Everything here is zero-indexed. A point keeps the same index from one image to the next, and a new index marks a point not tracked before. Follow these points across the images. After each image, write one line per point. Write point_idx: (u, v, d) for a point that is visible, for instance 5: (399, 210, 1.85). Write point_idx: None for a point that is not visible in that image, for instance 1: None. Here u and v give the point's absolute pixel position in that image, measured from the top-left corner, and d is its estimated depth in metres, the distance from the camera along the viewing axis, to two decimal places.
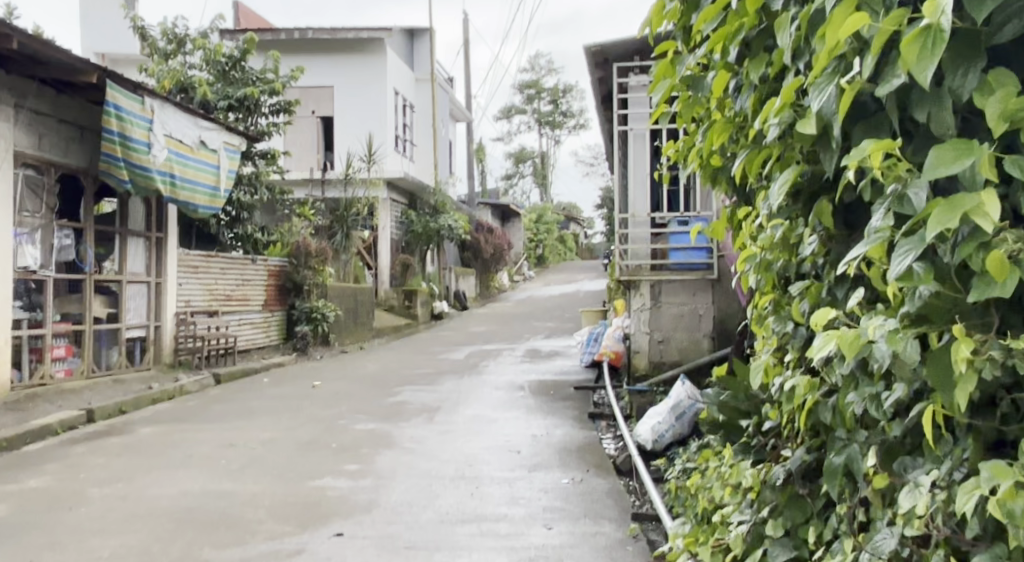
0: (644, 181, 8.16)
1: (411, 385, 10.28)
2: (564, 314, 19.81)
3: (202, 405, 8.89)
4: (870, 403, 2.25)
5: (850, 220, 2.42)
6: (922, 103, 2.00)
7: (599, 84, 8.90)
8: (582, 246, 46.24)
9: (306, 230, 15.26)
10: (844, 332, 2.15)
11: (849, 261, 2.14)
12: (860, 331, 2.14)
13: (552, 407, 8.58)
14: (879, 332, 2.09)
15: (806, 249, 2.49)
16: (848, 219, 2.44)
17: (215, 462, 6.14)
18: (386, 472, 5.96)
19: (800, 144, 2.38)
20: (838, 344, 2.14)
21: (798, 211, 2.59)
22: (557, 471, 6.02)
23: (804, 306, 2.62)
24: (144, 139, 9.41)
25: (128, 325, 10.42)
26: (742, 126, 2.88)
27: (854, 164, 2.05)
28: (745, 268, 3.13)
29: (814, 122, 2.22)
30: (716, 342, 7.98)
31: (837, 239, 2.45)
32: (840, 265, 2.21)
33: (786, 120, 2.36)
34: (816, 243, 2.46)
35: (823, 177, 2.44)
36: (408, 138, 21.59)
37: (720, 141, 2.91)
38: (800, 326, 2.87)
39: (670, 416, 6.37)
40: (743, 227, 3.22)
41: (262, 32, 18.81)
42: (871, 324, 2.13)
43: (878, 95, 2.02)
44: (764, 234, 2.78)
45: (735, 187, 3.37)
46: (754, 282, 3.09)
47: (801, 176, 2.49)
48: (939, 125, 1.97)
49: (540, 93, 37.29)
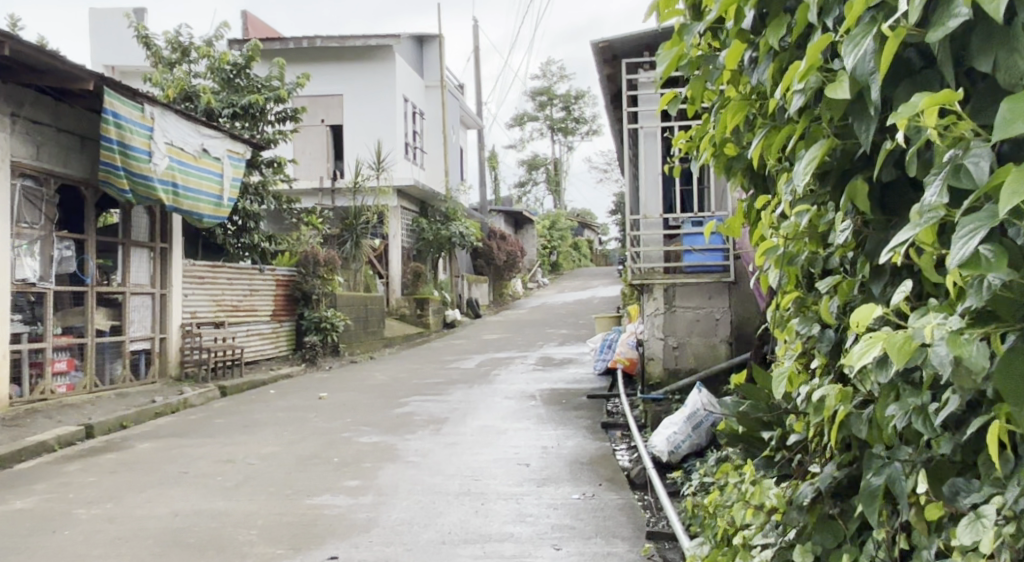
0: (657, 181, 7.83)
1: (420, 395, 10.00)
2: (579, 321, 19.49)
3: (205, 419, 8.63)
4: (916, 417, 1.99)
5: (887, 200, 2.15)
6: (988, 52, 1.83)
7: (608, 83, 8.62)
8: (596, 252, 45.96)
9: (315, 238, 15.01)
10: (892, 334, 1.89)
11: (895, 248, 1.90)
12: (912, 332, 1.87)
13: (564, 416, 8.28)
14: (938, 334, 1.83)
15: (837, 237, 2.21)
16: (885, 202, 2.16)
17: (210, 480, 5.85)
18: (387, 488, 5.68)
19: (831, 113, 2.11)
20: (886, 348, 1.87)
21: (825, 195, 2.33)
22: (567, 486, 5.72)
23: (833, 306, 2.36)
24: (144, 148, 9.13)
25: (132, 338, 10.17)
26: (761, 104, 2.62)
27: (904, 123, 1.83)
28: (763, 264, 2.85)
29: (847, 86, 1.98)
30: (733, 347, 7.67)
31: (873, 225, 2.17)
32: (884, 254, 1.96)
33: (813, 86, 2.10)
34: (849, 230, 2.18)
35: (856, 154, 2.18)
36: (418, 145, 21.35)
37: (734, 122, 2.66)
38: (827, 328, 2.61)
39: (687, 426, 6.09)
40: (761, 219, 2.94)
41: (269, 41, 18.60)
42: (927, 325, 1.86)
43: (930, 40, 1.84)
44: (786, 223, 2.49)
45: (754, 178, 3.15)
46: (774, 280, 2.81)
47: (829, 155, 2.24)
48: (1009, 73, 1.79)
49: (552, 100, 37.07)
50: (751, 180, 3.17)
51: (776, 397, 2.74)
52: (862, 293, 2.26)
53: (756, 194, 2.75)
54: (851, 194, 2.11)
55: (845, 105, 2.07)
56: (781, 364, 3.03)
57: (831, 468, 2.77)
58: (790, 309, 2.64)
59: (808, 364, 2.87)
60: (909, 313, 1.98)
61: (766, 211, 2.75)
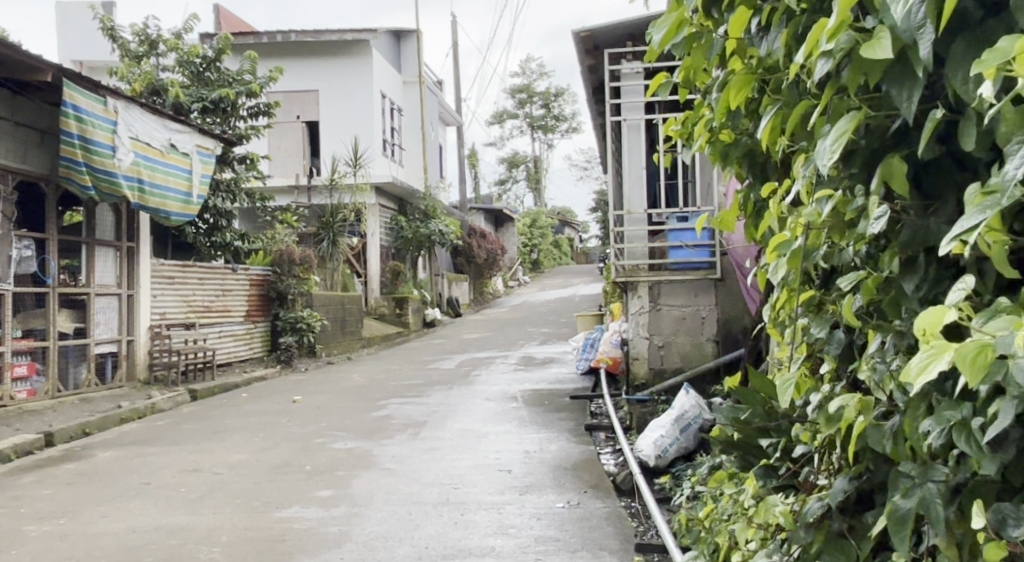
0: (641, 176, 7.57)
1: (398, 398, 9.69)
2: (561, 318, 19.24)
3: (173, 425, 8.31)
4: (962, 435, 1.75)
5: (925, 185, 2.00)
6: None
7: (589, 74, 8.35)
8: (577, 250, 45.80)
9: (290, 236, 14.67)
10: (963, 343, 1.67)
11: (963, 232, 1.72)
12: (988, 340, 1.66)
13: (547, 418, 8.01)
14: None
15: (871, 226, 1.99)
16: (923, 186, 2.01)
17: (173, 492, 5.55)
18: (362, 497, 5.38)
19: (861, 76, 1.92)
20: (957, 360, 1.66)
21: (848, 177, 2.15)
22: (550, 493, 5.44)
23: (858, 305, 2.16)
24: (108, 142, 8.78)
25: (97, 341, 9.81)
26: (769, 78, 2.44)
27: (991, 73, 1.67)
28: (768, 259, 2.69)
29: (888, 46, 1.80)
30: (720, 347, 7.42)
31: (911, 211, 2.01)
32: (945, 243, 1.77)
33: (844, 48, 1.91)
34: (887, 215, 1.96)
35: (888, 131, 2.01)
36: (396, 142, 21.02)
37: (737, 100, 2.48)
38: (838, 329, 2.49)
39: (674, 429, 5.83)
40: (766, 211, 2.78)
41: (242, 36, 18.22)
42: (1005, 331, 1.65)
43: None
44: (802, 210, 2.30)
45: (759, 167, 3.03)
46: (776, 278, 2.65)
47: (855, 133, 2.07)
48: None
49: (532, 97, 36.78)
50: (752, 170, 3.06)
51: (781, 404, 2.51)
52: (889, 287, 2.06)
53: (762, 181, 2.58)
54: (886, 173, 1.93)
55: (883, 69, 1.89)
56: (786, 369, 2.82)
57: (840, 482, 2.55)
58: (801, 306, 2.45)
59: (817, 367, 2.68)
60: (972, 312, 1.77)
61: (774, 199, 2.58)
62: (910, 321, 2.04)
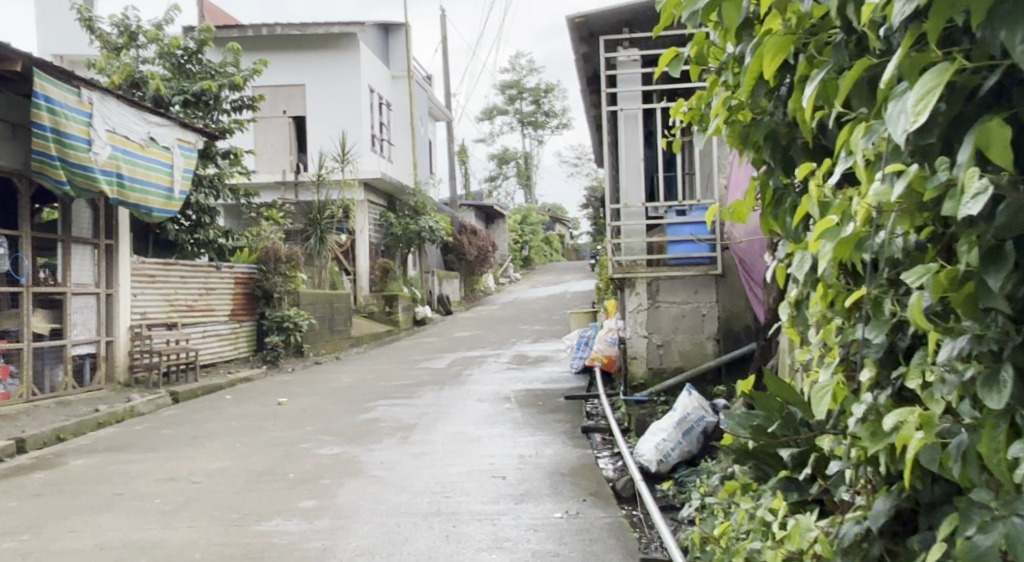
0: (638, 167, 7.27)
1: (387, 399, 9.37)
2: (552, 316, 18.94)
3: (151, 430, 7.98)
4: None
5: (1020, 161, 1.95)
6: None
7: (584, 63, 8.04)
8: (569, 246, 45.52)
9: (276, 233, 14.33)
10: None
11: None
12: None
13: (542, 420, 7.71)
14: None
15: (964, 210, 1.88)
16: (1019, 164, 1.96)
17: (146, 503, 5.23)
18: (348, 509, 5.07)
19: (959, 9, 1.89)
20: None
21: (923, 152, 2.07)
22: (547, 502, 5.13)
23: (925, 302, 2.05)
24: (82, 135, 8.43)
25: (75, 342, 9.47)
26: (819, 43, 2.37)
27: None
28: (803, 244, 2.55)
29: None
30: (722, 345, 7.12)
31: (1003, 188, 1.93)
32: None
33: None
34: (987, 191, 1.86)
35: (978, 87, 1.98)
36: (385, 138, 20.69)
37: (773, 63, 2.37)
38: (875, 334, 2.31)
39: (677, 432, 5.53)
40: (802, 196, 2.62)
41: (226, 29, 17.84)
42: None
43: None
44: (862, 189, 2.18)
45: (779, 156, 2.82)
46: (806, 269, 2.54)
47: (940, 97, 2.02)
48: None
49: (522, 93, 36.45)
50: (766, 156, 2.86)
51: (818, 415, 2.30)
52: (963, 283, 1.98)
53: (801, 161, 2.48)
54: (984, 138, 1.86)
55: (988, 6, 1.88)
56: (816, 373, 2.69)
57: (881, 504, 2.27)
58: (853, 298, 2.26)
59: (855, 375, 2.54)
60: None
61: (813, 181, 2.45)
62: (984, 322, 1.98)
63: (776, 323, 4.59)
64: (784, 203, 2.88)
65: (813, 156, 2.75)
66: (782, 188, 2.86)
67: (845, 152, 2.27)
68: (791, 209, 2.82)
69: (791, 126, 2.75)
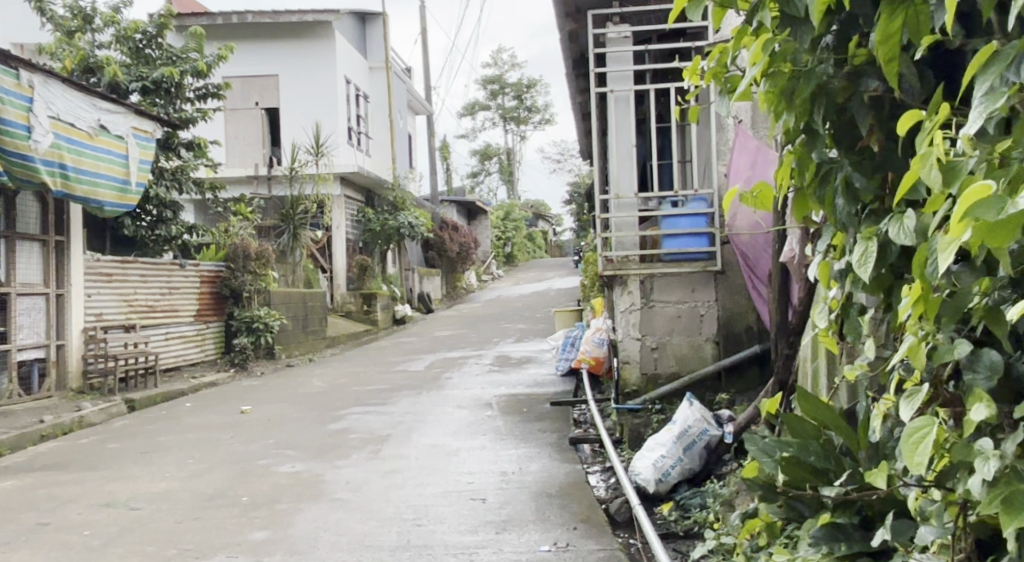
0: (630, 154, 6.59)
1: (359, 406, 8.69)
2: (536, 315, 18.27)
3: (99, 444, 7.32)
4: None
5: None
6: None
7: (570, 42, 7.38)
8: (552, 243, 44.91)
9: (246, 230, 13.62)
10: None
11: None
12: None
13: (526, 430, 7.05)
14: None
15: None
16: None
17: (73, 537, 4.58)
18: (304, 541, 4.40)
19: None
20: None
21: None
22: (532, 532, 4.47)
23: None
24: (21, 121, 7.82)
25: (20, 346, 8.78)
26: None
27: None
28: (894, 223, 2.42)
29: None
30: (722, 348, 6.48)
31: None
32: None
33: None
34: None
35: None
36: (362, 131, 19.99)
37: None
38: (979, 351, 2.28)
39: (676, 448, 4.86)
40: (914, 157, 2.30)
41: (195, 17, 17.11)
42: None
43: None
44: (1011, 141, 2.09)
45: (832, 116, 2.67)
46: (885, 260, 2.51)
47: None
48: None
49: (504, 87, 35.72)
50: (813, 116, 2.67)
51: (919, 465, 2.22)
52: None
53: (910, 108, 2.31)
54: None
55: None
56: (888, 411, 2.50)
57: None
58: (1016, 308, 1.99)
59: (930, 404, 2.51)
60: None
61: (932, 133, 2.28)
62: None
63: (805, 328, 3.97)
64: (829, 180, 2.72)
65: (875, 114, 2.64)
66: (832, 161, 2.70)
67: (982, 96, 2.15)
68: (841, 187, 2.66)
69: (851, 78, 2.62)
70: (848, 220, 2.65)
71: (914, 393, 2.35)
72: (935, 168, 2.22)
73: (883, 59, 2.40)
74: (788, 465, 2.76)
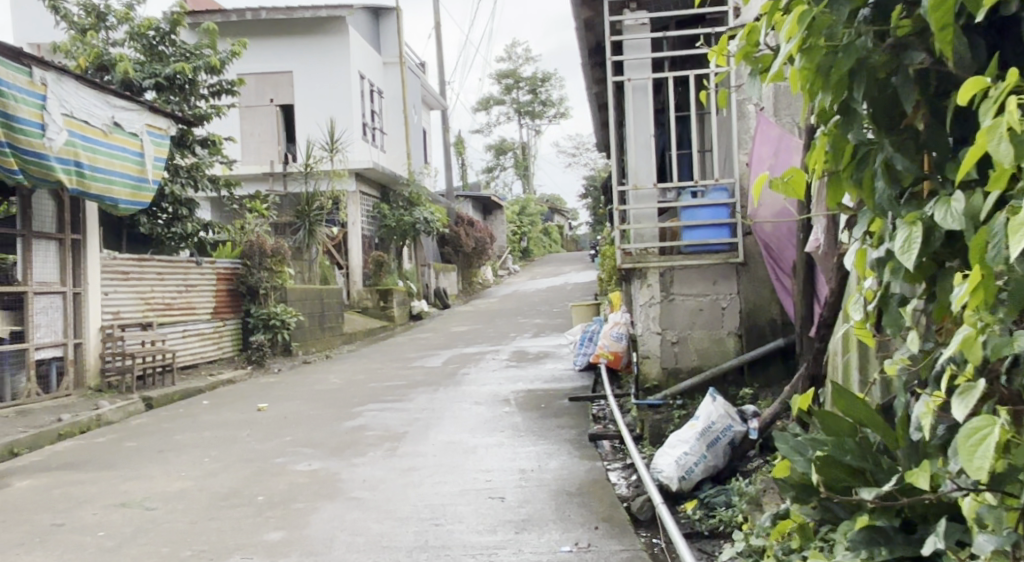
0: (648, 144, 6.47)
1: (376, 403, 8.61)
2: (553, 309, 18.16)
3: (115, 443, 7.27)
4: None
5: None
6: None
7: (585, 31, 7.26)
8: (568, 238, 44.79)
9: (262, 227, 13.57)
10: None
11: None
12: None
13: (545, 426, 6.96)
14: None
15: None
16: None
17: (87, 538, 4.51)
18: (320, 542, 4.32)
19: None
20: None
21: None
22: (553, 532, 4.37)
23: None
24: (35, 120, 7.78)
25: (38, 345, 8.75)
26: None
27: None
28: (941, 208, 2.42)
29: None
30: (745, 342, 6.35)
31: None
32: None
33: None
34: None
35: None
36: (377, 127, 19.93)
37: None
38: None
39: (700, 445, 4.75)
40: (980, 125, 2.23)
41: (209, 14, 17.08)
42: None
43: None
44: None
45: (874, 92, 2.67)
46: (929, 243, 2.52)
47: None
48: None
49: (518, 82, 35.60)
50: (852, 92, 2.66)
51: (981, 467, 2.16)
52: None
53: (973, 76, 2.25)
54: None
55: None
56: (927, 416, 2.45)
57: None
58: None
59: (981, 401, 2.47)
60: None
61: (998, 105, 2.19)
62: None
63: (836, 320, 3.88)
64: (867, 162, 2.74)
65: (921, 91, 2.65)
66: (870, 143, 2.71)
67: None
68: (881, 170, 2.68)
69: (896, 49, 2.61)
70: (886, 203, 2.66)
71: (967, 389, 2.32)
72: (1005, 139, 2.14)
73: (936, 26, 2.35)
74: (825, 466, 2.78)
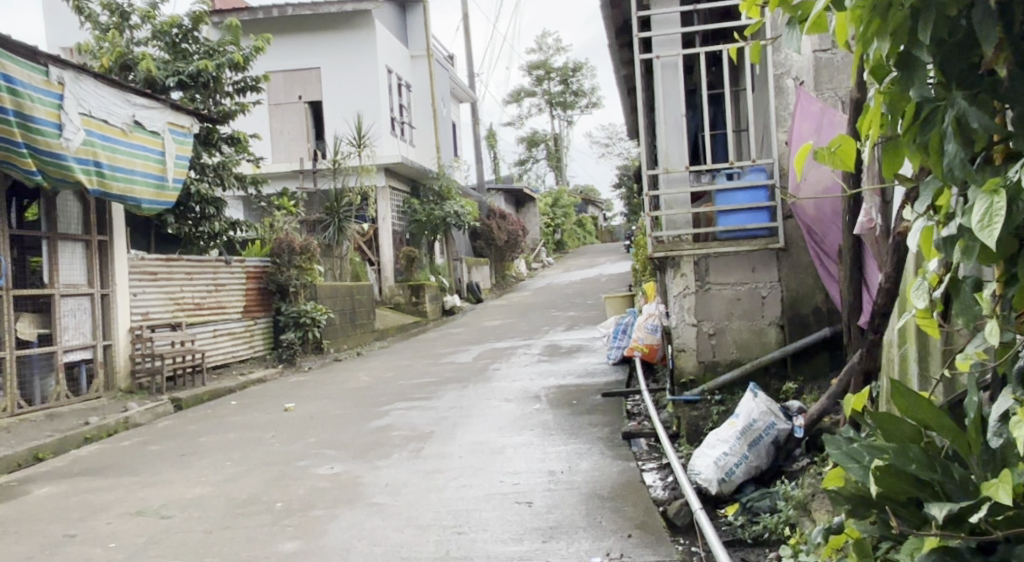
0: (680, 125, 6.17)
1: (404, 401, 8.40)
2: (587, 301, 17.84)
3: (139, 446, 7.13)
4: None
5: None
6: None
7: (611, 11, 6.96)
8: (602, 229, 44.39)
9: (291, 224, 13.42)
10: None
11: None
12: None
13: (577, 423, 6.71)
14: None
15: None
16: None
17: (97, 550, 4.33)
18: (336, 553, 4.10)
19: None
20: None
21: None
22: (583, 540, 4.11)
23: None
24: (52, 120, 7.63)
25: (67, 347, 8.62)
26: None
27: None
28: None
29: None
30: (786, 332, 6.04)
31: None
32: None
33: None
34: None
35: None
36: (405, 121, 19.72)
37: None
38: None
39: (740, 445, 4.46)
40: None
41: (236, 12, 16.97)
42: None
43: None
44: None
45: (943, 35, 2.40)
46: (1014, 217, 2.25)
47: None
48: None
49: (549, 73, 35.24)
50: (913, 39, 2.40)
51: None
52: None
53: None
54: None
55: None
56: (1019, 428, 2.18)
57: None
58: None
59: None
60: None
61: None
62: None
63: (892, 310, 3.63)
64: (933, 122, 2.47)
65: (1004, 30, 2.35)
66: (936, 100, 2.45)
67: None
68: (951, 129, 2.41)
69: None
70: (958, 167, 2.39)
71: None
72: None
73: None
74: (891, 477, 2.54)
